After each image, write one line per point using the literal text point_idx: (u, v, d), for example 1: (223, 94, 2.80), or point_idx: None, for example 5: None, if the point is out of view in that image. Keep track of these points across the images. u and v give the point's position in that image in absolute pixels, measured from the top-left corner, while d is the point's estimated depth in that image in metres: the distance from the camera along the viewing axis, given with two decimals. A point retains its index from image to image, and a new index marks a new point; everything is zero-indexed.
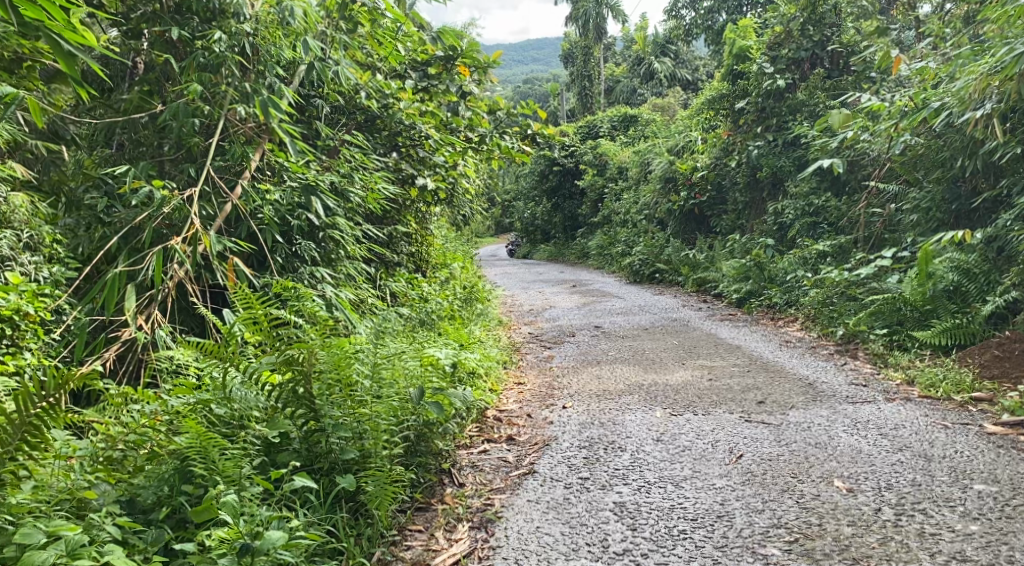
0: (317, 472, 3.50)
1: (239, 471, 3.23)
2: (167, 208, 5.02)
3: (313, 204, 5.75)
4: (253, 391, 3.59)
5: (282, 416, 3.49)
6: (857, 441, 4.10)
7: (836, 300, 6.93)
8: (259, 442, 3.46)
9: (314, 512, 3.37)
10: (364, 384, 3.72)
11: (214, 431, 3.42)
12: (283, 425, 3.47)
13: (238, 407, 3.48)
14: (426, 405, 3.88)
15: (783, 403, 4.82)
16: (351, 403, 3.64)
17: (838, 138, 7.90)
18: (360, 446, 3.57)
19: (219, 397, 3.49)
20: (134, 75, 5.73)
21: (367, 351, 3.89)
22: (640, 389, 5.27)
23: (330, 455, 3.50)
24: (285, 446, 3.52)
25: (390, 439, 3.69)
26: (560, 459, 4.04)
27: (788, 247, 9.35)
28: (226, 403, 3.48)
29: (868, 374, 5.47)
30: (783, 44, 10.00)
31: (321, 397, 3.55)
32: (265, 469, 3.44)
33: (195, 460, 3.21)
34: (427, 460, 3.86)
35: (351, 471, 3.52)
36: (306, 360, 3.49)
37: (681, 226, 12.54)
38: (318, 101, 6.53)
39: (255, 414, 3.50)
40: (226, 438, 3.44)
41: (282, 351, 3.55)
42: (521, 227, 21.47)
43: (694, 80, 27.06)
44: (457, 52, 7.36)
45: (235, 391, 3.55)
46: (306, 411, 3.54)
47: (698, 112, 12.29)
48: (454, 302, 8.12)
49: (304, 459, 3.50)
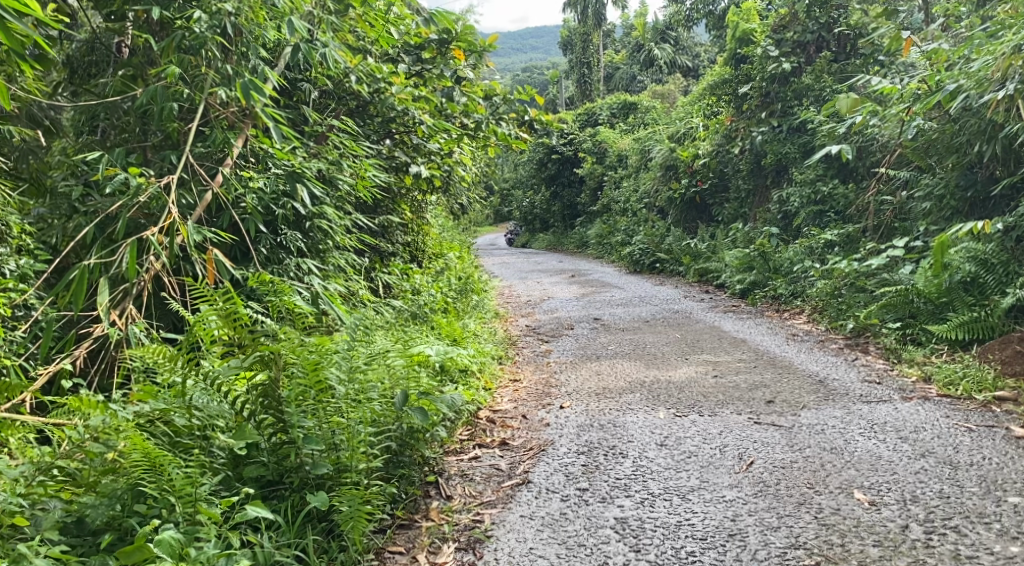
0: (285, 490, 3.21)
1: (196, 490, 2.94)
2: (143, 197, 4.70)
3: (299, 192, 5.45)
4: (216, 398, 3.31)
5: (250, 425, 3.21)
6: (876, 446, 3.82)
7: (845, 291, 6.66)
8: (224, 456, 3.17)
9: (280, 535, 3.10)
10: (340, 389, 3.43)
11: (175, 442, 3.14)
12: (250, 436, 3.17)
13: (200, 416, 3.18)
14: (409, 411, 3.60)
15: (793, 402, 4.54)
16: (325, 410, 3.35)
17: (846, 123, 7.57)
18: (335, 460, 3.28)
19: (180, 405, 3.21)
20: (119, 58, 5.47)
21: (345, 352, 3.59)
22: (642, 387, 4.99)
23: (302, 469, 3.21)
24: (252, 458, 3.23)
25: (370, 448, 3.41)
26: (557, 467, 3.76)
27: (793, 236, 9.07)
28: (186, 412, 3.19)
29: (881, 370, 5.19)
30: (789, 27, 9.72)
31: (292, 405, 3.26)
32: (231, 486, 3.15)
33: (147, 478, 2.92)
34: (411, 471, 3.58)
35: (324, 488, 3.24)
36: (274, 365, 3.21)
37: (682, 214, 12.25)
38: (305, 85, 6.23)
39: (220, 423, 3.22)
40: (187, 449, 3.15)
41: (249, 354, 3.27)
42: (520, 216, 21.22)
43: (695, 67, 26.75)
44: (452, 35, 7.00)
45: (197, 398, 3.26)
46: (275, 420, 3.25)
47: (700, 97, 11.99)
48: (448, 294, 7.80)
49: (273, 473, 3.21)
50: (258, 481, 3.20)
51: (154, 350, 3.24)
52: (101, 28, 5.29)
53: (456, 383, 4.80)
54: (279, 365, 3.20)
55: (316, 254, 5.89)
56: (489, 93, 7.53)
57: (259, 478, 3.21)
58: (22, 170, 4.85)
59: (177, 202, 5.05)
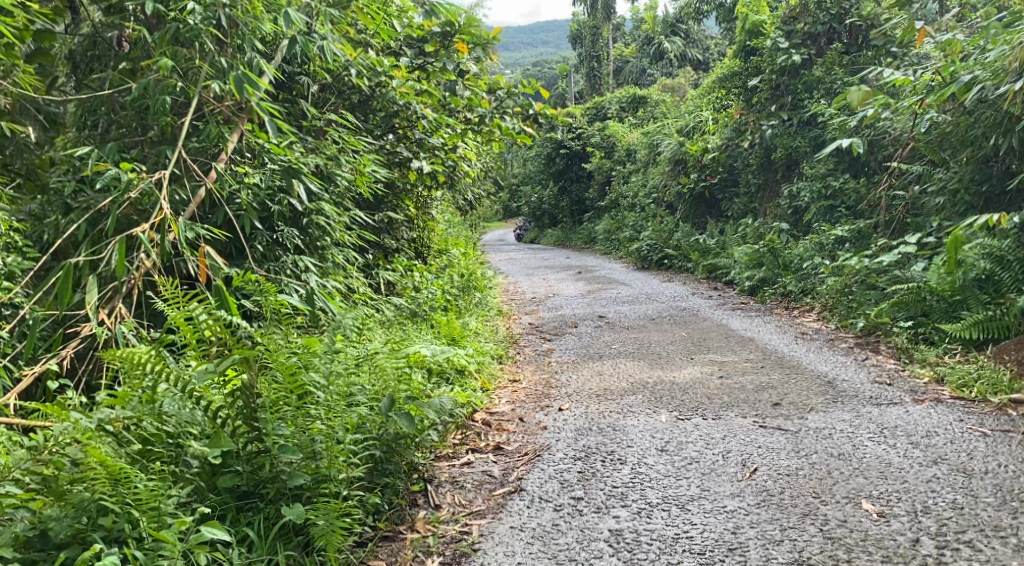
0: (260, 502, 3.10)
1: (162, 503, 2.84)
2: (134, 193, 4.54)
3: (295, 188, 5.29)
4: (188, 405, 3.18)
5: (224, 433, 3.08)
6: (886, 451, 3.66)
7: (856, 289, 6.50)
8: (197, 465, 3.04)
9: (252, 551, 2.98)
10: (319, 395, 3.30)
11: (146, 450, 3.02)
12: (223, 445, 3.04)
13: (172, 424, 3.05)
14: (394, 416, 3.46)
15: (800, 405, 4.38)
16: (303, 417, 3.23)
17: (858, 116, 7.38)
18: (314, 470, 3.15)
19: (151, 411, 3.09)
20: (119, 50, 5.36)
21: (326, 355, 3.46)
22: (644, 389, 4.84)
23: (278, 481, 3.08)
24: (228, 467, 3.10)
25: (350, 455, 3.28)
26: (552, 474, 3.62)
27: (803, 231, 8.88)
28: (156, 420, 3.07)
29: (892, 371, 5.02)
30: (799, 18, 9.51)
31: (267, 412, 3.13)
32: (204, 497, 3.04)
33: (110, 491, 2.81)
34: (397, 480, 3.44)
35: (302, 499, 3.12)
36: (249, 371, 3.08)
37: (691, 210, 12.06)
38: (303, 78, 6.07)
39: (193, 430, 3.10)
40: (158, 457, 3.04)
41: (223, 359, 3.14)
42: (529, 212, 21.05)
43: (705, 60, 26.48)
44: (456, 28, 6.86)
45: (168, 405, 3.13)
46: (251, 428, 3.12)
47: (708, 90, 11.80)
48: (450, 292, 7.64)
49: (248, 483, 3.09)
50: (233, 492, 3.08)
51: (125, 354, 3.11)
52: (98, 22, 5.18)
53: (453, 384, 4.66)
54: (253, 371, 3.07)
55: (314, 252, 5.75)
56: (492, 86, 7.39)
57: (233, 488, 3.10)
58: (16, 165, 4.84)
59: (169, 197, 4.90)
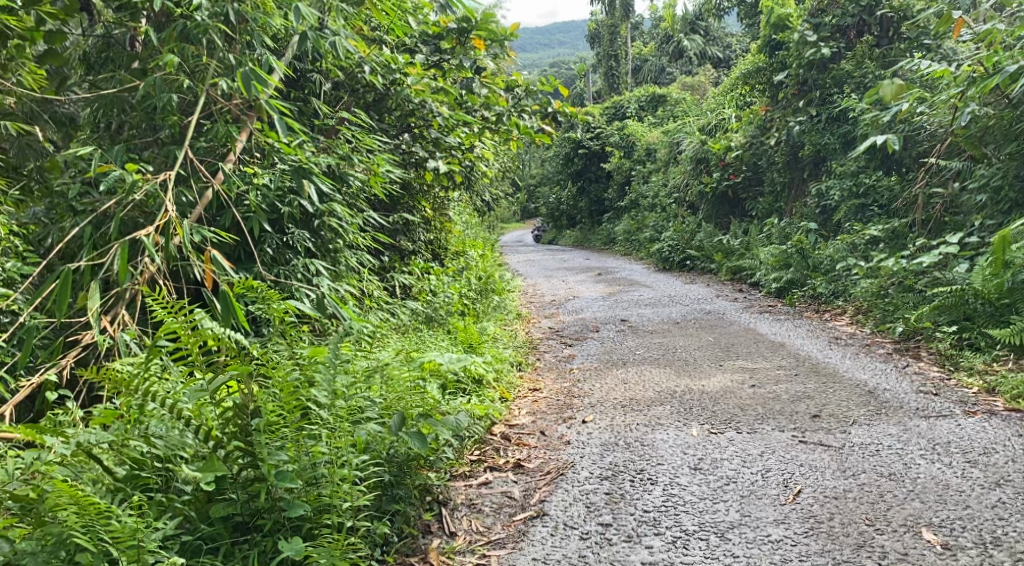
0: (256, 534, 2.86)
1: (145, 538, 2.62)
2: (138, 195, 4.31)
3: (306, 189, 5.04)
4: (178, 427, 2.95)
5: (217, 457, 2.85)
6: (941, 471, 3.41)
7: (892, 291, 6.19)
8: (187, 490, 2.82)
9: None
10: (321, 414, 3.06)
11: (132, 474, 2.80)
12: (215, 470, 2.80)
13: (161, 447, 2.82)
14: (404, 434, 3.25)
15: (841, 417, 4.09)
16: (305, 439, 3.00)
17: (892, 112, 7.07)
18: (314, 498, 2.91)
19: (138, 432, 2.86)
20: (134, 48, 5.07)
21: (328, 368, 3.22)
22: (672, 399, 4.55)
23: (276, 509, 2.85)
24: (221, 495, 2.87)
25: (353, 479, 3.05)
26: (576, 497, 3.36)
27: (833, 231, 8.56)
28: (143, 443, 2.84)
29: (936, 380, 4.71)
30: (827, 10, 9.18)
31: (264, 435, 2.89)
32: (195, 528, 2.81)
33: (85, 527, 2.58)
34: (406, 507, 3.18)
35: (302, 531, 2.89)
36: (245, 390, 2.88)
37: (714, 209, 11.72)
38: (315, 76, 5.83)
39: (183, 454, 2.86)
40: (146, 484, 2.81)
41: (217, 378, 2.94)
42: (548, 213, 20.77)
43: (726, 58, 25.90)
44: (472, 24, 6.54)
45: (155, 427, 2.90)
46: (247, 452, 2.89)
47: (731, 87, 11.51)
48: (467, 295, 7.38)
49: (244, 512, 2.85)
50: (227, 522, 2.85)
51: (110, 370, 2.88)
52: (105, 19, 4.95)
53: (470, 396, 4.40)
54: (249, 390, 2.86)
55: (326, 255, 5.51)
56: (510, 84, 7.11)
57: (228, 518, 2.86)
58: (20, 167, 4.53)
59: (175, 199, 4.66)
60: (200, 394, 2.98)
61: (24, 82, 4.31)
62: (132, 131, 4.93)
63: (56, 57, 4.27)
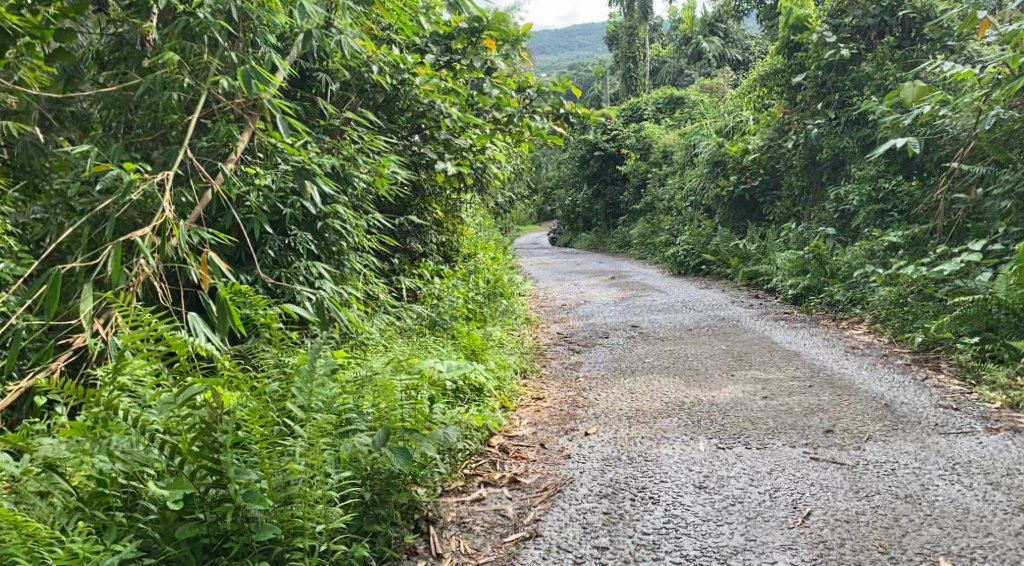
0: (223, 557, 2.79)
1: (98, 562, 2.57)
2: (135, 195, 4.12)
3: (309, 191, 4.88)
4: (143, 442, 2.89)
5: (184, 475, 2.79)
6: (961, 494, 3.25)
7: (911, 300, 5.97)
8: (151, 508, 2.77)
9: None
10: (293, 433, 2.97)
11: (95, 492, 2.75)
12: (178, 490, 2.74)
13: (122, 462, 2.76)
14: (387, 451, 3.14)
15: (856, 432, 3.92)
16: (277, 460, 2.90)
17: (913, 115, 6.92)
18: (287, 519, 2.83)
19: (100, 447, 2.79)
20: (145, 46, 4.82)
21: (303, 384, 3.12)
22: (681, 410, 4.38)
23: (244, 533, 2.77)
24: (187, 514, 2.80)
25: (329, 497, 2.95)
26: (572, 517, 3.25)
27: (851, 237, 8.27)
28: (106, 459, 2.78)
29: (957, 394, 4.51)
30: (847, 11, 9.00)
31: (229, 453, 2.81)
32: (160, 548, 2.75)
33: (27, 552, 2.53)
34: (389, 529, 3.09)
35: (271, 554, 2.80)
36: (211, 404, 2.83)
37: (730, 213, 11.43)
38: (321, 76, 5.68)
39: (150, 471, 2.81)
40: (107, 502, 2.77)
41: (184, 392, 2.86)
42: (564, 215, 20.59)
43: (745, 60, 25.54)
44: (483, 24, 6.39)
45: (119, 442, 2.84)
46: (212, 471, 2.81)
47: (749, 90, 11.30)
48: (476, 299, 7.22)
49: (211, 534, 2.78)
50: (193, 544, 2.78)
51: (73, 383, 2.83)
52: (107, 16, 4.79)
53: (469, 405, 4.25)
54: (216, 406, 2.81)
55: (330, 258, 5.35)
56: (521, 85, 6.94)
57: (194, 539, 2.79)
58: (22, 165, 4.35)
59: (174, 200, 4.50)
60: (168, 409, 2.89)
61: (25, 81, 4.16)
62: (135, 129, 4.78)
63: (67, 56, 4.03)
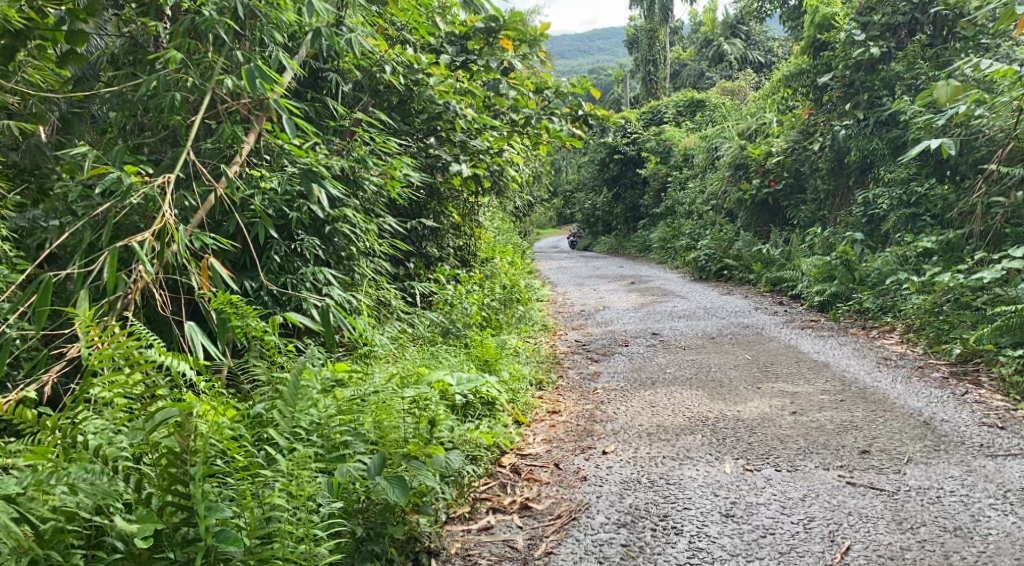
0: None
1: None
2: (135, 199, 3.85)
3: (315, 195, 4.61)
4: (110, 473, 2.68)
5: (154, 511, 2.63)
6: (1015, 527, 2.98)
7: (948, 308, 5.68)
8: (118, 546, 2.57)
9: None
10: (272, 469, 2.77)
11: (55, 529, 2.54)
12: (147, 529, 2.57)
13: (86, 497, 2.57)
14: (382, 482, 2.96)
15: (894, 453, 3.64)
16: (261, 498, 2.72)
17: (947, 115, 6.56)
18: (267, 559, 2.64)
19: (61, 479, 2.58)
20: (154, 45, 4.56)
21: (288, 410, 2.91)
22: (704, 427, 4.12)
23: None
24: (157, 553, 2.62)
25: (314, 533, 2.78)
26: (589, 550, 3.01)
27: (881, 242, 7.99)
28: (68, 492, 2.57)
29: (1001, 411, 4.22)
30: (876, 8, 8.71)
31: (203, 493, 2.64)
32: None
33: None
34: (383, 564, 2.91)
35: None
36: (183, 431, 2.66)
37: (753, 217, 11.14)
38: (331, 75, 5.40)
39: (117, 504, 2.62)
40: (67, 540, 2.55)
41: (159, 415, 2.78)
42: (583, 219, 20.31)
43: (767, 63, 25.19)
44: (500, 23, 6.14)
45: (84, 473, 2.63)
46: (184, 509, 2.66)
47: (773, 90, 10.99)
48: (491, 305, 6.96)
49: None
50: None
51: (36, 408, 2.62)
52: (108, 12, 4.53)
53: (480, 421, 4.01)
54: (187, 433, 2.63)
55: (338, 263, 5.10)
56: (538, 85, 6.65)
57: None
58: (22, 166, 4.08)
59: (177, 203, 4.21)
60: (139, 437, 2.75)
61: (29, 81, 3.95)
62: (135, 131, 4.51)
63: (78, 58, 3.86)
